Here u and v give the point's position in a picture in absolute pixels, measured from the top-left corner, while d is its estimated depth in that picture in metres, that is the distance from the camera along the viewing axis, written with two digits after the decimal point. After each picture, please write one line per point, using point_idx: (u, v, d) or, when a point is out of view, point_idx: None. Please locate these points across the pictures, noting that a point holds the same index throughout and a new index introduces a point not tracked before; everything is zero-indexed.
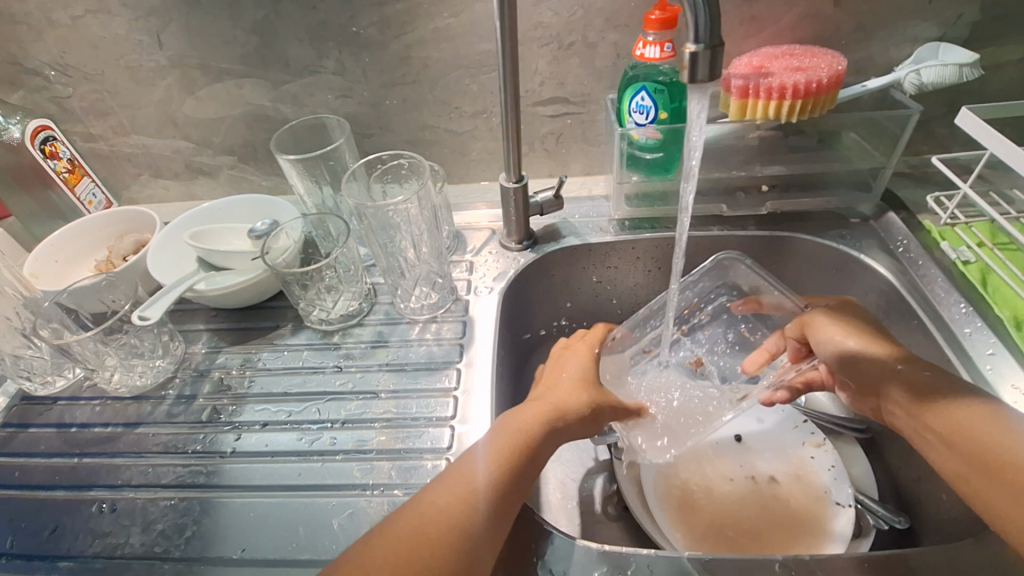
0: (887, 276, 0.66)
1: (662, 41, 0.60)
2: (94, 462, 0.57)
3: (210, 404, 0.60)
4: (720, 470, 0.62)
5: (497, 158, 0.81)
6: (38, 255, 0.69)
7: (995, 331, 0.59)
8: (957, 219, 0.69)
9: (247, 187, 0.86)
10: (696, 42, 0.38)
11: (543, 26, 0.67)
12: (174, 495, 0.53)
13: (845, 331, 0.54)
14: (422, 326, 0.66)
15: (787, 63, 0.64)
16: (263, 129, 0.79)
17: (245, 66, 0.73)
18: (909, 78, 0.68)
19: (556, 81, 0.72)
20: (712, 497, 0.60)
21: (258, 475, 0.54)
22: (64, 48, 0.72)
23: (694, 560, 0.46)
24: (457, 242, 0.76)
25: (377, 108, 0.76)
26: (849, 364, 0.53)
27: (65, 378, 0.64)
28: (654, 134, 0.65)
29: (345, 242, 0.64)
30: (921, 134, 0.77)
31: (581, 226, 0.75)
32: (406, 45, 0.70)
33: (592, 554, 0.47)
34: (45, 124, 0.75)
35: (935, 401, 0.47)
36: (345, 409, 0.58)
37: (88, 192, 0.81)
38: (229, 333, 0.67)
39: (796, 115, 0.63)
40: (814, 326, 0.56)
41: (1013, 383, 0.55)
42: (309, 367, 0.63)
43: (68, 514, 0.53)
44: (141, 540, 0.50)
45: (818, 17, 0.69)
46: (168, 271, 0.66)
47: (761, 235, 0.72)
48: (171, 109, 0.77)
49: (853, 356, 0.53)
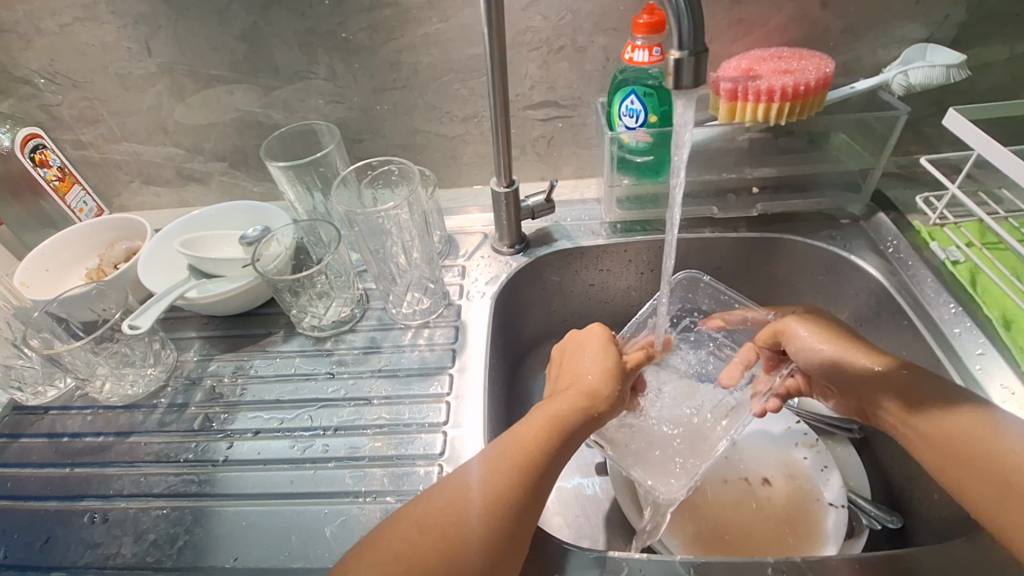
0: (877, 277, 0.66)
1: (650, 45, 0.60)
2: (85, 472, 0.56)
3: (202, 412, 0.60)
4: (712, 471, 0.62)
5: (489, 161, 0.81)
6: (28, 264, 0.69)
7: (984, 331, 0.59)
8: (946, 219, 0.69)
9: (239, 193, 0.86)
10: (680, 49, 0.38)
11: (532, 30, 0.67)
12: (167, 504, 0.53)
13: (821, 335, 0.55)
14: (415, 332, 0.66)
15: (775, 66, 0.64)
16: (254, 135, 0.79)
17: (234, 73, 0.73)
18: (897, 79, 0.68)
19: (546, 85, 0.72)
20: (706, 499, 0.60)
21: (251, 483, 0.54)
22: (52, 56, 0.72)
23: (687, 563, 0.46)
24: (449, 247, 0.76)
25: (367, 113, 0.76)
26: (829, 367, 0.54)
27: (56, 388, 0.64)
28: (644, 137, 0.65)
29: (336, 249, 0.64)
30: (909, 135, 0.78)
31: (573, 229, 0.75)
32: (395, 50, 0.70)
33: (585, 558, 0.47)
34: (35, 132, 0.75)
35: (921, 398, 0.47)
36: (338, 415, 0.58)
37: (79, 200, 0.81)
38: (221, 341, 0.67)
39: (785, 116, 0.64)
40: (790, 335, 0.57)
41: (1002, 382, 0.55)
42: (302, 373, 0.63)
43: (60, 525, 0.53)
44: (133, 550, 0.50)
45: (806, 19, 0.69)
46: (159, 279, 0.65)
47: (753, 237, 0.73)
48: (161, 116, 0.77)
49: (833, 360, 0.53)
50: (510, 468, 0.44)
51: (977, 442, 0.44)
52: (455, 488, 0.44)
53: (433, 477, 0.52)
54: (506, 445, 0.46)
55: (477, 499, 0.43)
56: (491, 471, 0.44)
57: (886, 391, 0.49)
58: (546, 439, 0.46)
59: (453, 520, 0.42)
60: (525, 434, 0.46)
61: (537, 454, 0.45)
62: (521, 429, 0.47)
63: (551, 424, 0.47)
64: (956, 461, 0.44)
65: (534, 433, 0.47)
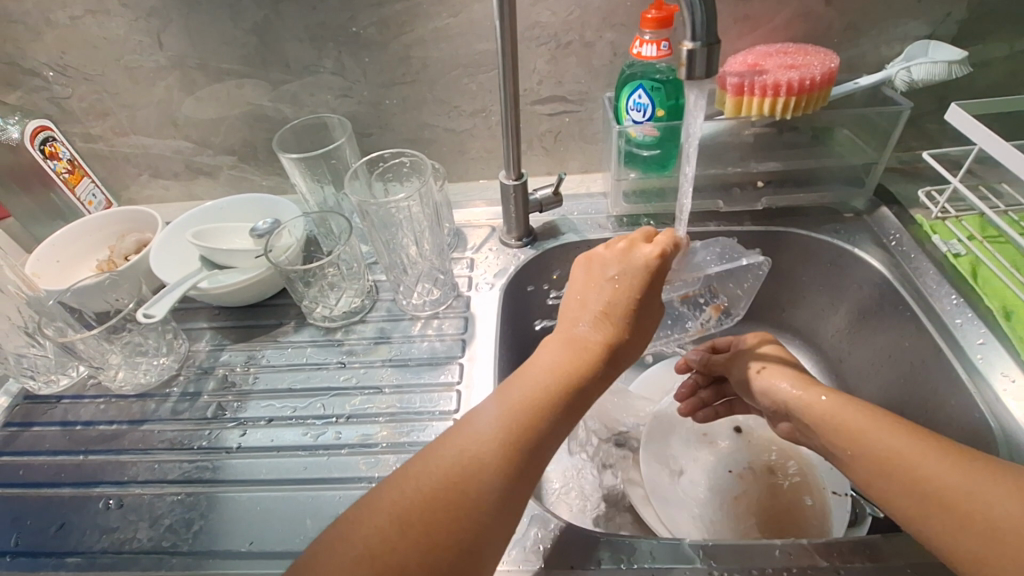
0: (880, 269, 0.68)
1: (658, 39, 0.61)
2: (99, 459, 0.57)
3: (215, 400, 0.61)
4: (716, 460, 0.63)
5: (496, 156, 0.82)
6: (39, 254, 0.69)
7: (985, 321, 0.60)
8: (947, 213, 0.70)
9: (247, 186, 0.86)
10: (693, 40, 0.39)
11: (540, 25, 0.68)
12: (181, 490, 0.53)
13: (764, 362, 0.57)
14: (424, 322, 0.67)
15: (781, 61, 0.65)
16: (263, 129, 0.80)
17: (245, 66, 0.73)
18: (900, 76, 0.70)
19: (554, 80, 0.73)
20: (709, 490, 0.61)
21: (264, 469, 0.54)
22: (63, 49, 0.73)
23: (697, 547, 0.46)
24: (458, 240, 0.77)
25: (376, 107, 0.77)
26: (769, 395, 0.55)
27: (69, 376, 0.64)
28: (652, 131, 0.66)
29: (348, 240, 0.65)
30: (911, 131, 0.79)
31: (580, 222, 0.76)
32: (405, 45, 0.71)
33: (596, 541, 0.47)
34: (45, 124, 0.75)
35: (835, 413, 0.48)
36: (350, 404, 0.59)
37: (88, 193, 0.82)
38: (232, 331, 0.68)
39: (791, 111, 0.65)
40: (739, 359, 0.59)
41: (1003, 371, 0.56)
42: (313, 363, 0.63)
43: (75, 511, 0.53)
44: (149, 534, 0.51)
45: (810, 16, 0.70)
46: (171, 270, 0.66)
47: (758, 230, 0.74)
48: (171, 109, 0.78)
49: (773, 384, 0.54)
50: (523, 411, 0.43)
51: (890, 449, 0.44)
52: (461, 428, 0.43)
53: None
54: (519, 391, 0.45)
55: (473, 470, 0.40)
56: (505, 413, 0.43)
57: (813, 417, 0.49)
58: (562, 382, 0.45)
59: (466, 461, 0.41)
60: (542, 382, 0.44)
61: (551, 395, 0.44)
62: (538, 372, 0.46)
63: (568, 366, 0.46)
64: (884, 473, 0.43)
65: (549, 377, 0.45)
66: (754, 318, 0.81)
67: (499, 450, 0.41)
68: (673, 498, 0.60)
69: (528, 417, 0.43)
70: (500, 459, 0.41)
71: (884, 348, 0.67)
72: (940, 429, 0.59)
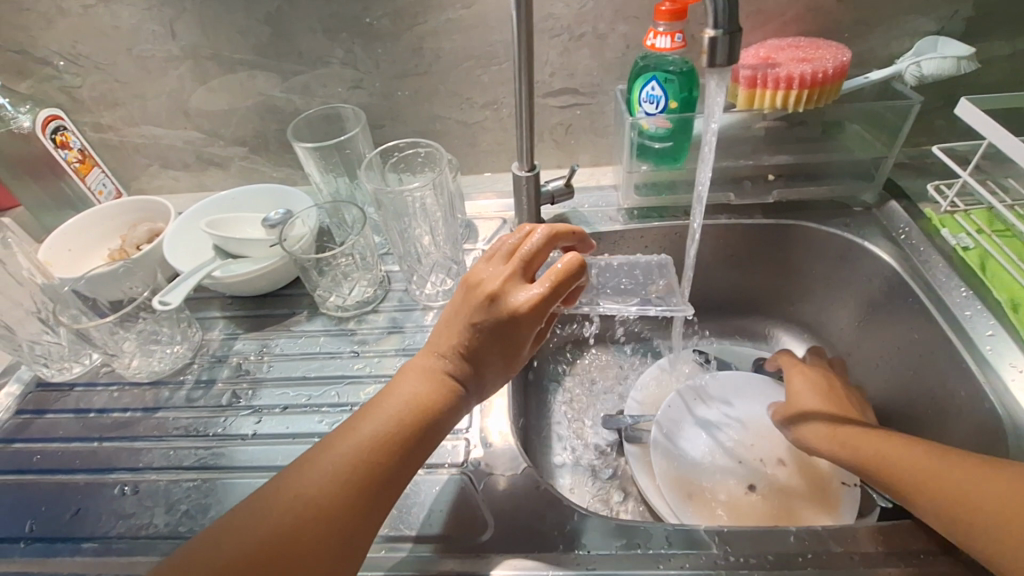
0: (890, 262, 0.68)
1: (672, 32, 0.61)
2: (114, 446, 0.57)
3: (229, 388, 0.61)
4: (727, 450, 0.63)
5: (507, 148, 0.82)
6: (51, 243, 0.69)
7: (994, 313, 0.61)
8: (956, 207, 0.71)
9: (258, 178, 0.86)
10: (715, 28, 0.40)
11: (554, 17, 0.68)
12: (196, 476, 0.54)
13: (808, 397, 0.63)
14: (436, 312, 0.67)
15: (793, 54, 0.65)
16: (274, 120, 0.80)
17: (257, 57, 0.73)
18: (910, 70, 0.70)
19: (566, 72, 0.73)
20: (720, 479, 0.61)
21: (280, 456, 0.54)
22: (75, 38, 0.72)
23: (712, 534, 0.47)
24: (469, 231, 0.77)
25: (388, 98, 0.77)
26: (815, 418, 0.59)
27: (82, 364, 0.64)
28: (664, 122, 0.66)
29: (361, 230, 0.65)
30: (920, 126, 0.79)
31: (591, 215, 0.77)
32: (419, 36, 0.71)
33: (610, 527, 0.48)
34: (56, 113, 0.75)
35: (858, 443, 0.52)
36: (364, 392, 0.59)
37: (98, 183, 0.81)
38: (245, 320, 0.68)
39: (803, 104, 0.65)
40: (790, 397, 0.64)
41: (1013, 362, 0.57)
42: (326, 352, 0.64)
43: (91, 497, 0.53)
44: (165, 520, 0.51)
45: (821, 11, 0.70)
46: (184, 258, 0.66)
47: (768, 224, 0.74)
48: (183, 99, 0.78)
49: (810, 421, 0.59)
50: (372, 450, 0.40)
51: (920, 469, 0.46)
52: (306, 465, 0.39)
53: (461, 450, 0.54)
54: (377, 426, 0.41)
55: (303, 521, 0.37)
56: (351, 448, 0.39)
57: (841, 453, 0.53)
58: (414, 419, 0.41)
59: (308, 507, 0.37)
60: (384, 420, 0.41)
61: (400, 433, 0.41)
62: (393, 403, 0.42)
63: (421, 402, 0.42)
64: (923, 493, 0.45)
65: (398, 413, 0.41)
66: (763, 311, 0.81)
67: (336, 490, 0.38)
68: (683, 486, 0.60)
69: (373, 458, 0.39)
70: (336, 502, 0.37)
71: (893, 341, 0.68)
72: (950, 420, 0.59)
